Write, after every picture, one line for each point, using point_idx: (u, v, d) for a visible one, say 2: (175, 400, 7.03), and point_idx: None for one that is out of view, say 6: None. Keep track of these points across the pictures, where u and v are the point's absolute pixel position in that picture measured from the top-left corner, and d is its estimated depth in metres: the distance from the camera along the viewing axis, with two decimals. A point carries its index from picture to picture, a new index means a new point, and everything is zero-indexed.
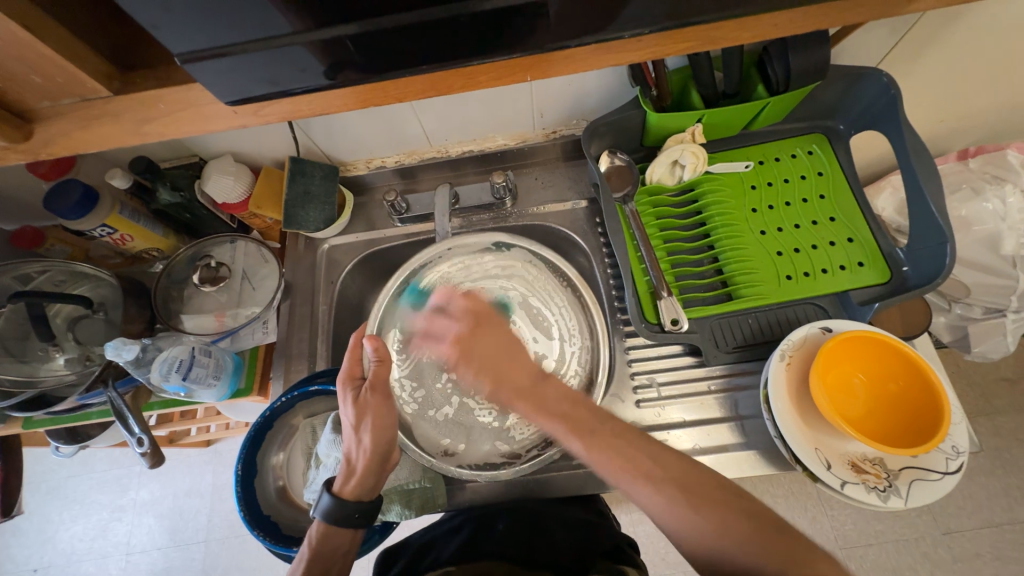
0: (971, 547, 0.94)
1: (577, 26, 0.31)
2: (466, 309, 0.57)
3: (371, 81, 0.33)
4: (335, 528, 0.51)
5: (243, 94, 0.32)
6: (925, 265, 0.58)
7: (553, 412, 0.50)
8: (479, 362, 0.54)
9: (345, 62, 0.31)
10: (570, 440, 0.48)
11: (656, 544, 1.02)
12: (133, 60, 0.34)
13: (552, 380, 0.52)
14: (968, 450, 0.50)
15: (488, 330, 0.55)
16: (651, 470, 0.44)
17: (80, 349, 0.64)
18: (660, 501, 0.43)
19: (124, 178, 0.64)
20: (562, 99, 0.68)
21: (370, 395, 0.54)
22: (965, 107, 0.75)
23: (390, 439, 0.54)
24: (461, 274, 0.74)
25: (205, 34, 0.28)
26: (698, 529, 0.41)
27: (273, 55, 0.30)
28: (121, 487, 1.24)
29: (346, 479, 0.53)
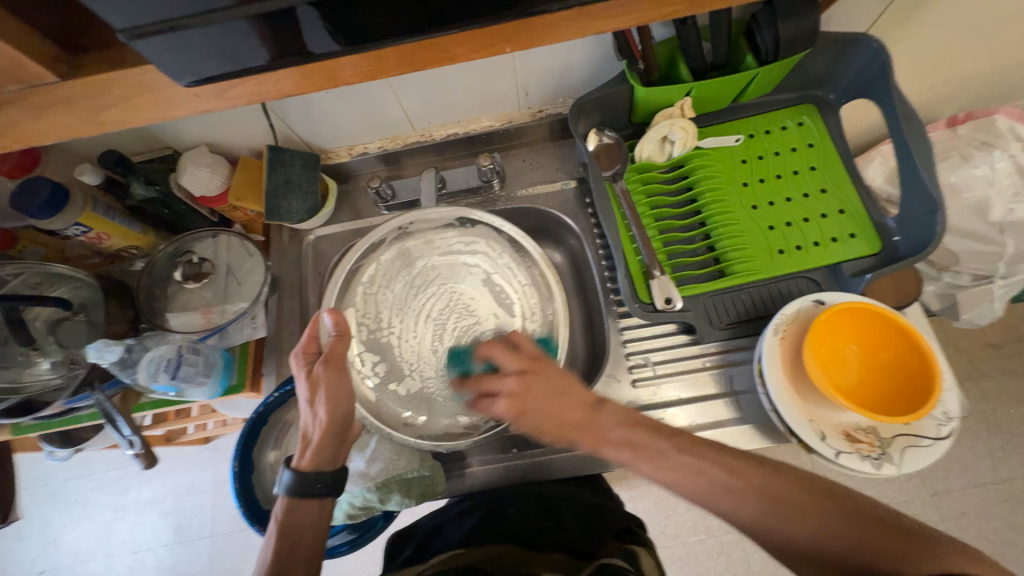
0: (959, 507, 0.98)
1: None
2: (513, 362, 0.54)
3: (337, 55, 0.31)
4: (301, 500, 0.51)
5: (199, 74, 0.30)
6: (915, 234, 0.58)
7: (619, 441, 0.49)
8: (539, 415, 0.51)
9: (304, 37, 0.29)
10: (639, 465, 0.48)
11: (656, 518, 1.04)
12: (83, 41, 0.31)
13: (609, 407, 0.51)
14: (958, 415, 0.51)
15: (542, 377, 0.53)
16: (728, 482, 0.45)
17: (64, 352, 0.62)
18: (747, 510, 0.44)
19: (95, 173, 0.61)
20: (546, 75, 0.66)
21: (322, 369, 0.53)
22: (955, 72, 0.74)
23: (347, 412, 0.54)
24: (420, 247, 0.72)
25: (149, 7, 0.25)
26: (784, 529, 0.42)
27: (222, 30, 0.28)
28: (121, 487, 1.24)
29: (303, 451, 0.53)
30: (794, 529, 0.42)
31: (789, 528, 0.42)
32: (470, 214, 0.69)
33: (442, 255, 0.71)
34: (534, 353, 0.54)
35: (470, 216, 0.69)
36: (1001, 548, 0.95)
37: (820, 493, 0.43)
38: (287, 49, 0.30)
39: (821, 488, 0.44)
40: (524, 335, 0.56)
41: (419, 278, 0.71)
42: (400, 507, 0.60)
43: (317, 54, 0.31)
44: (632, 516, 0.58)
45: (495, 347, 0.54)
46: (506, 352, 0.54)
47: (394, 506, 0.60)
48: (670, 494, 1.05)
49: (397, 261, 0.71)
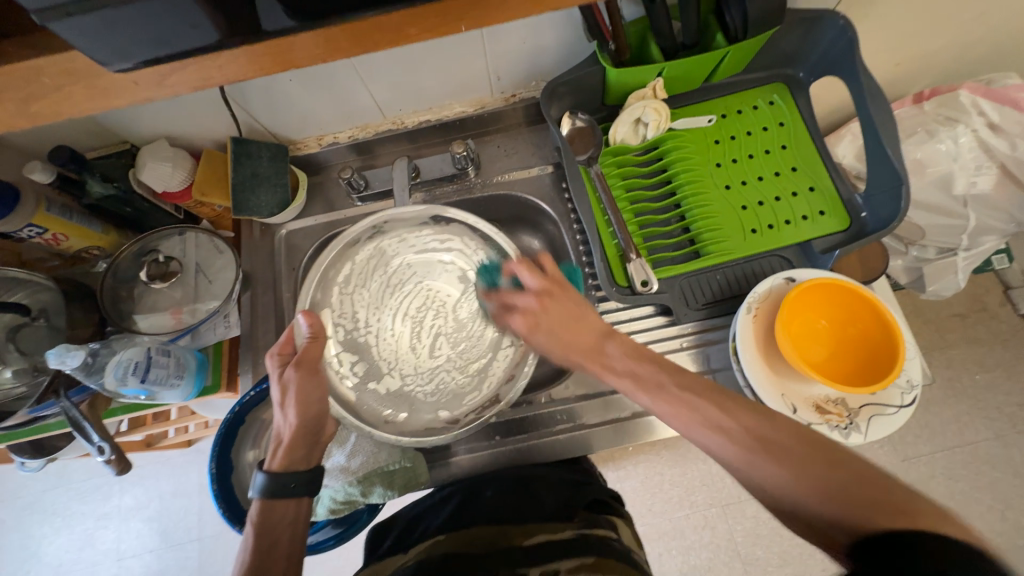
0: (928, 470, 1.02)
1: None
2: (539, 282, 0.57)
3: (291, 32, 0.30)
4: (275, 500, 0.51)
5: (139, 56, 0.29)
6: (881, 209, 0.59)
7: (622, 370, 0.52)
8: (548, 331, 0.56)
9: (256, 13, 0.29)
10: (638, 396, 0.50)
11: (643, 497, 1.07)
12: (6, 25, 0.29)
13: (617, 338, 0.54)
14: (921, 383, 0.53)
15: (559, 300, 0.56)
16: (723, 421, 0.44)
17: (26, 359, 0.60)
18: (731, 449, 0.43)
19: (46, 171, 0.58)
20: (517, 58, 0.64)
21: (294, 371, 0.53)
22: (921, 49, 0.75)
23: (319, 413, 0.53)
24: (396, 246, 0.71)
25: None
26: (765, 475, 0.41)
27: (155, 9, 0.26)
28: (103, 494, 1.21)
29: (273, 455, 0.52)
30: (772, 469, 0.40)
31: (773, 470, 0.40)
32: (444, 211, 0.67)
33: (418, 254, 0.71)
34: (557, 275, 0.58)
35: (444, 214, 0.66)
36: (967, 506, 1.00)
37: (818, 445, 0.41)
38: (233, 27, 0.29)
39: (810, 437, 0.41)
40: (553, 262, 0.59)
41: (394, 278, 0.70)
42: (383, 499, 0.60)
43: (268, 30, 0.30)
44: (609, 489, 0.60)
45: (523, 267, 0.58)
46: (528, 272, 0.58)
47: (378, 498, 0.60)
48: (656, 472, 1.08)
49: (372, 259, 0.70)
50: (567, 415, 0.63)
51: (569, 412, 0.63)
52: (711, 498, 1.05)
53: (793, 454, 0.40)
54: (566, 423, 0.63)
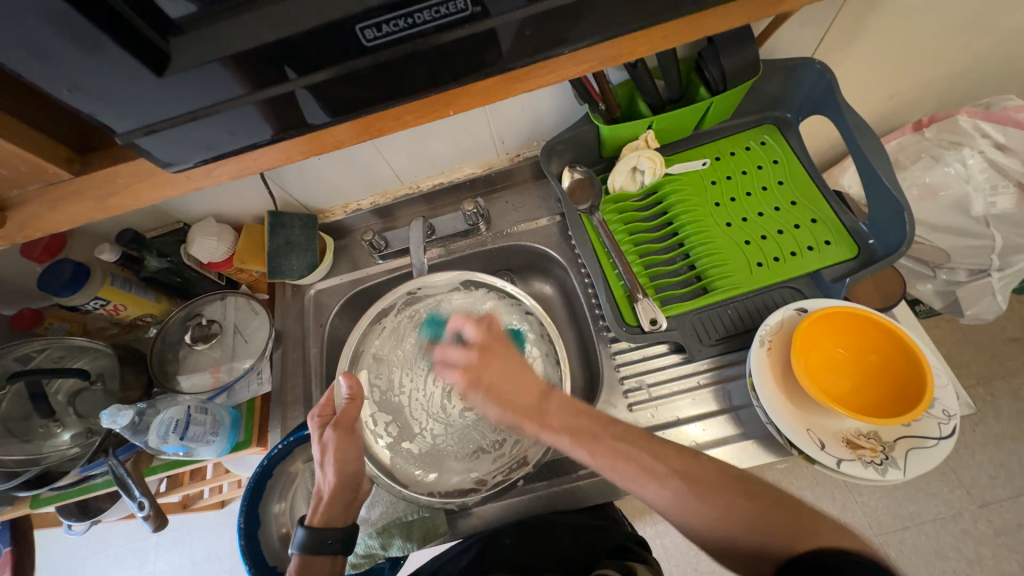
0: (1012, 518, 0.91)
1: (505, 51, 0.33)
2: (478, 338, 0.57)
3: (328, 125, 0.36)
4: (312, 557, 0.51)
5: (199, 156, 0.35)
6: (887, 235, 0.59)
7: (560, 427, 0.51)
8: (488, 390, 0.54)
9: (302, 112, 0.34)
10: (577, 451, 0.49)
11: (686, 555, 0.99)
12: (92, 142, 0.37)
13: (556, 396, 0.53)
14: (959, 412, 0.50)
15: (499, 357, 0.56)
16: (653, 467, 0.46)
17: (81, 422, 0.66)
18: (664, 495, 0.45)
19: (113, 252, 0.66)
20: (519, 123, 0.71)
21: (333, 432, 0.54)
22: (910, 81, 0.78)
23: (357, 470, 0.55)
24: (430, 309, 0.74)
25: (151, 112, 0.30)
26: (696, 516, 0.43)
27: (213, 121, 0.32)
28: (139, 560, 1.23)
29: (314, 509, 0.54)
30: (698, 509, 0.43)
31: (701, 510, 0.43)
32: (473, 276, 0.73)
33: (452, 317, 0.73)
34: (496, 334, 0.57)
35: (474, 278, 0.73)
36: None
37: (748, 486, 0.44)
38: (286, 124, 0.34)
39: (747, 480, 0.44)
40: (493, 324, 0.58)
41: (429, 338, 0.72)
42: (403, 552, 0.59)
43: (314, 125, 0.35)
44: (634, 536, 0.57)
45: (467, 321, 0.58)
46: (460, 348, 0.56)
47: (398, 551, 0.59)
48: None
49: (407, 323, 0.73)
50: (588, 460, 0.61)
51: None
52: None
53: (717, 494, 0.44)
54: (588, 467, 0.61)
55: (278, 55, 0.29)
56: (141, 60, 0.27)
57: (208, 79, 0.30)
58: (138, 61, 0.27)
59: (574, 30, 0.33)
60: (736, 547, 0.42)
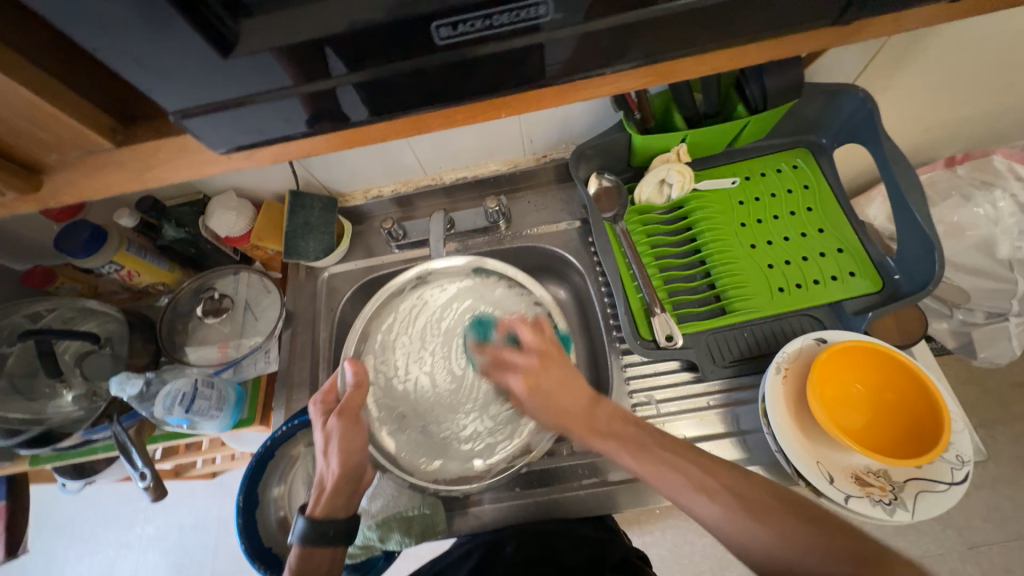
0: (1001, 562, 0.91)
1: (563, 62, 0.32)
2: (535, 343, 0.59)
3: (369, 121, 0.35)
4: (314, 548, 0.51)
5: (242, 142, 0.34)
6: (914, 272, 0.58)
7: (610, 435, 0.51)
8: (546, 395, 0.56)
9: (344, 109, 0.33)
10: (624, 458, 0.49)
11: (672, 569, 0.99)
12: (134, 112, 0.36)
13: (604, 403, 0.54)
14: (972, 459, 0.50)
15: (556, 363, 0.57)
16: (708, 483, 0.45)
17: (86, 385, 0.65)
18: (714, 508, 0.44)
19: (131, 217, 0.66)
20: (550, 124, 0.70)
21: (337, 420, 0.55)
22: (949, 115, 0.77)
23: (361, 460, 0.55)
24: (435, 292, 0.73)
25: (205, 93, 0.30)
26: (751, 535, 0.42)
27: (259, 108, 0.32)
28: (127, 522, 1.24)
29: (316, 501, 0.53)
30: (755, 528, 0.42)
31: (756, 530, 0.42)
32: (484, 262, 0.72)
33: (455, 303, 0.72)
34: (552, 340, 0.60)
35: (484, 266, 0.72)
36: None
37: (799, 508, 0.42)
38: (331, 116, 0.34)
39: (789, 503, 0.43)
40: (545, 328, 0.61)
41: (434, 322, 0.72)
42: (400, 546, 0.59)
43: (353, 120, 0.34)
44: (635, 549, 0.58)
45: (524, 324, 0.60)
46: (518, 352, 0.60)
47: (394, 545, 0.60)
48: (686, 542, 1.00)
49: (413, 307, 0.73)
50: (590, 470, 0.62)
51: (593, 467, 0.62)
52: (745, 571, 0.98)
53: (773, 513, 0.42)
54: (591, 478, 0.61)
55: (338, 46, 0.29)
56: (207, 39, 0.27)
57: (262, 63, 0.29)
58: (200, 41, 0.27)
59: (637, 48, 0.32)
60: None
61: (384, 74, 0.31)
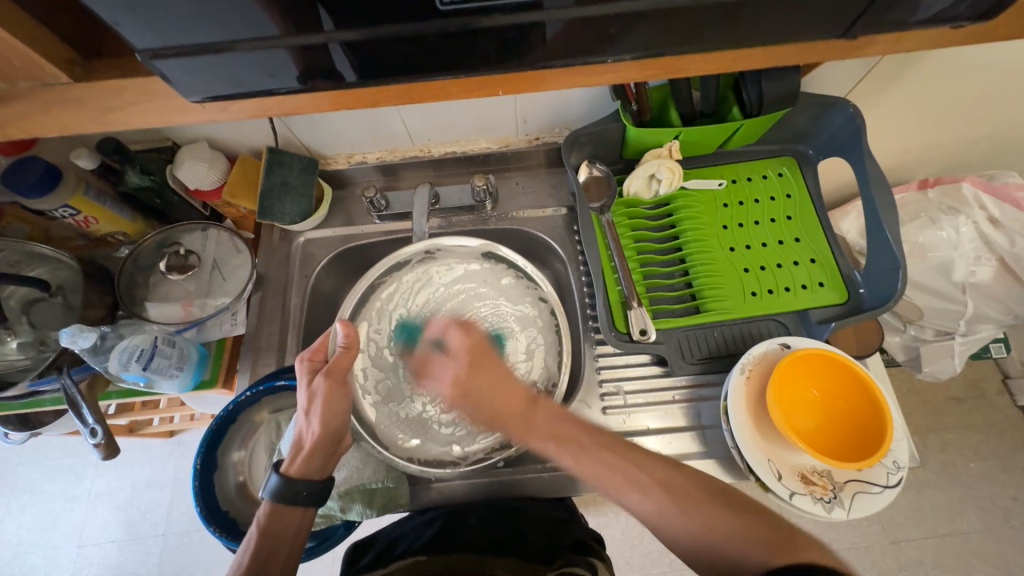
0: (916, 556, 0.99)
1: (569, 46, 0.31)
2: (461, 347, 0.56)
3: (358, 84, 0.33)
4: (284, 507, 0.50)
5: (220, 92, 0.32)
6: (878, 288, 0.61)
7: (548, 434, 0.51)
8: (475, 397, 0.53)
9: (336, 69, 0.31)
10: (565, 459, 0.49)
11: (621, 548, 1.04)
12: (98, 45, 0.33)
13: (542, 404, 0.52)
14: (907, 465, 0.53)
15: (483, 368, 0.54)
16: (637, 477, 0.48)
17: (34, 333, 0.62)
18: (646, 504, 0.47)
19: (91, 159, 0.61)
20: (546, 106, 0.69)
21: (324, 380, 0.53)
22: (927, 138, 0.80)
23: (343, 423, 0.54)
24: (438, 272, 0.74)
25: (184, 33, 0.27)
26: (677, 525, 0.46)
27: (240, 58, 0.29)
28: (75, 476, 1.19)
29: (293, 458, 0.53)
30: (681, 521, 0.46)
31: (682, 522, 0.46)
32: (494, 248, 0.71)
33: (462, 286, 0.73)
34: (479, 339, 0.56)
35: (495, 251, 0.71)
36: None
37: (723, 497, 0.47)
38: (320, 77, 0.32)
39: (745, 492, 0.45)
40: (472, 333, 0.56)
41: (435, 299, 0.73)
42: (360, 518, 0.59)
43: (346, 82, 0.33)
44: (592, 532, 0.58)
45: (451, 328, 0.57)
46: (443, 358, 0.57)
47: (355, 516, 0.59)
48: (637, 524, 1.05)
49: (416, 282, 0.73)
50: (555, 454, 0.63)
51: None
52: None
53: (698, 508, 0.46)
54: (554, 461, 0.63)
55: (333, 1, 0.27)
56: None
57: (247, 10, 0.27)
58: None
59: (646, 39, 0.31)
60: (719, 556, 0.44)
61: (378, 37, 0.29)
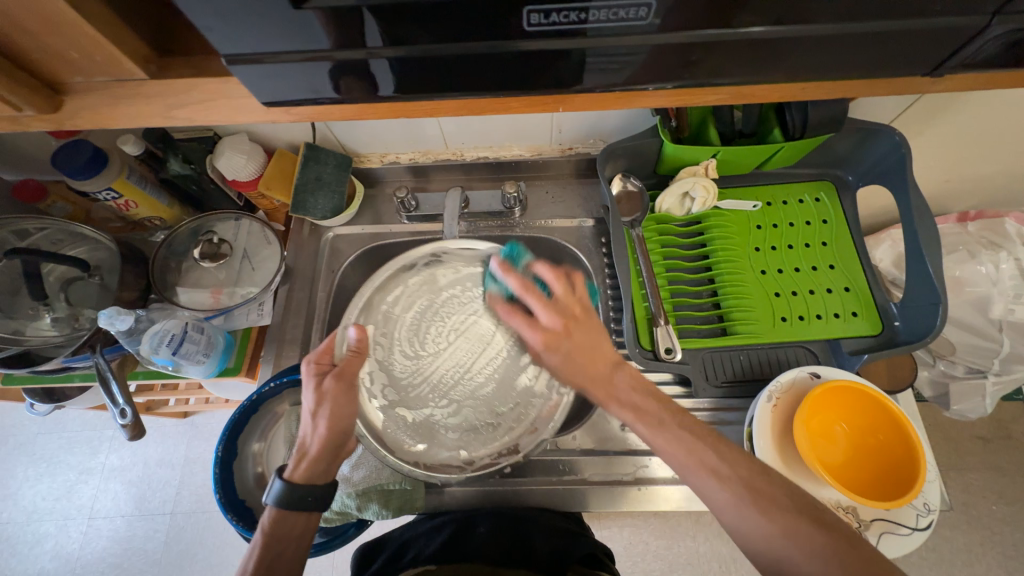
0: None
1: (632, 69, 0.31)
2: (564, 301, 0.54)
3: (416, 97, 0.33)
4: (290, 510, 0.50)
5: (284, 97, 0.32)
6: (915, 323, 0.59)
7: (627, 400, 0.49)
8: (568, 355, 0.52)
9: (374, 81, 0.31)
10: (638, 429, 0.47)
11: (624, 566, 1.02)
12: (170, 44, 0.34)
13: (627, 369, 0.51)
14: (938, 509, 0.52)
15: (579, 326, 0.53)
16: (717, 466, 0.42)
17: (70, 310, 0.64)
18: (723, 494, 0.41)
19: (137, 145, 0.63)
20: (583, 117, 0.69)
21: (335, 382, 0.54)
22: (971, 171, 0.78)
23: (348, 427, 0.54)
24: (447, 274, 0.70)
25: (265, 42, 0.28)
26: (749, 524, 0.40)
27: (307, 66, 0.30)
28: (92, 449, 1.22)
29: (298, 463, 0.52)
30: (759, 522, 0.39)
31: (759, 523, 0.40)
32: None
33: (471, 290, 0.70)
34: (581, 302, 0.54)
35: None
36: None
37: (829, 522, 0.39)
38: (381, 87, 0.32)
39: None
40: (574, 287, 0.54)
41: (444, 304, 0.70)
42: (376, 517, 0.60)
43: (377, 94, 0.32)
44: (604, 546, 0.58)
45: (560, 279, 0.54)
46: (541, 301, 0.54)
47: (371, 515, 0.60)
48: (641, 542, 1.03)
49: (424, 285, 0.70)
50: (569, 468, 0.64)
51: (572, 465, 0.64)
52: None
53: (784, 511, 0.40)
54: (570, 475, 0.63)
55: (407, 18, 0.27)
56: None
57: (323, 20, 0.27)
58: None
59: (715, 69, 0.31)
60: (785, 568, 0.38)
61: (445, 54, 0.29)
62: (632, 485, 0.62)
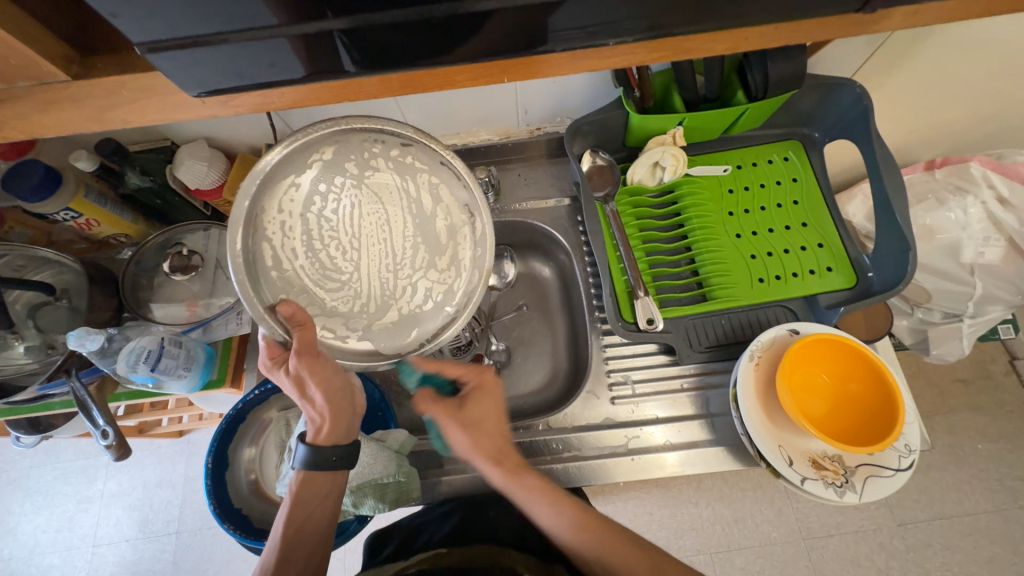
0: (924, 538, 0.99)
1: (572, 25, 0.31)
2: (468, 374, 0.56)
3: (357, 76, 0.33)
4: (314, 475, 0.50)
5: (219, 83, 0.31)
6: (888, 271, 0.60)
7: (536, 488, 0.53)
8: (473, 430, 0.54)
9: (314, 59, 0.31)
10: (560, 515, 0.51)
11: None
12: (94, 43, 0.32)
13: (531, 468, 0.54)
14: (919, 448, 0.53)
15: (480, 400, 0.55)
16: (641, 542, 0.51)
17: (40, 337, 0.62)
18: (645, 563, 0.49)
19: (90, 161, 0.60)
20: (547, 95, 0.68)
21: (297, 364, 0.44)
22: (934, 118, 0.79)
23: (343, 383, 0.49)
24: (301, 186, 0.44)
25: (189, 24, 0.27)
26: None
27: (241, 49, 0.29)
28: (88, 477, 1.21)
29: (316, 429, 0.50)
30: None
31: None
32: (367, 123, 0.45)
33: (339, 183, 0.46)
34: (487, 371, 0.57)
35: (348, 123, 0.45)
36: None
37: None
38: (318, 65, 0.31)
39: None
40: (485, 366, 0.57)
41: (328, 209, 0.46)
42: (373, 512, 0.58)
43: (322, 73, 0.32)
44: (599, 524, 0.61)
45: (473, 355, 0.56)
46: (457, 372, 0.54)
47: (367, 511, 0.58)
48: (644, 512, 1.05)
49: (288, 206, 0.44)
50: (564, 445, 0.64)
51: (567, 442, 0.64)
52: (699, 541, 1.03)
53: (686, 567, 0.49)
54: (565, 452, 0.64)
55: None
56: None
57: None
58: None
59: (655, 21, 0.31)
60: None
61: (377, 21, 0.28)
62: (626, 455, 0.62)
